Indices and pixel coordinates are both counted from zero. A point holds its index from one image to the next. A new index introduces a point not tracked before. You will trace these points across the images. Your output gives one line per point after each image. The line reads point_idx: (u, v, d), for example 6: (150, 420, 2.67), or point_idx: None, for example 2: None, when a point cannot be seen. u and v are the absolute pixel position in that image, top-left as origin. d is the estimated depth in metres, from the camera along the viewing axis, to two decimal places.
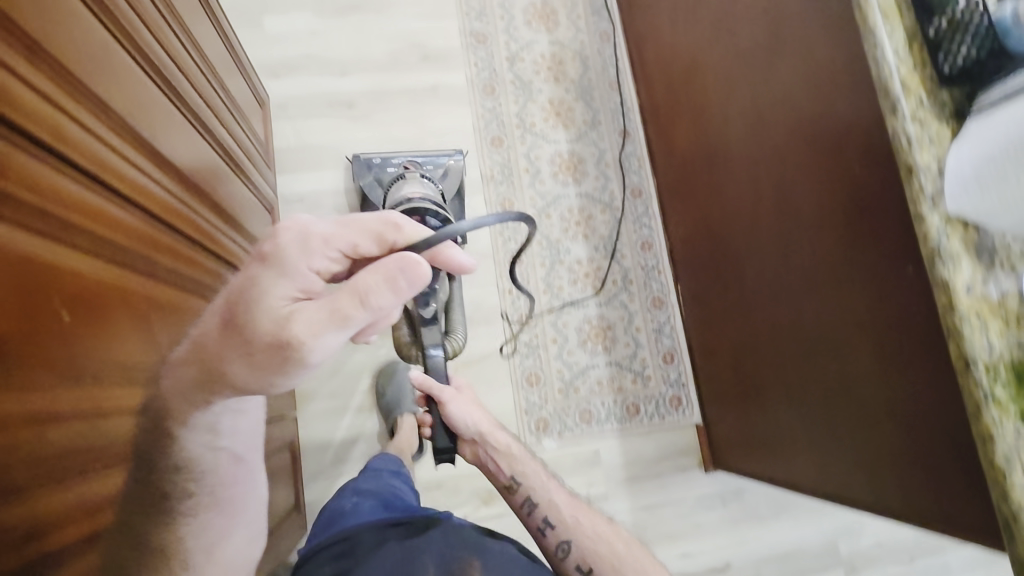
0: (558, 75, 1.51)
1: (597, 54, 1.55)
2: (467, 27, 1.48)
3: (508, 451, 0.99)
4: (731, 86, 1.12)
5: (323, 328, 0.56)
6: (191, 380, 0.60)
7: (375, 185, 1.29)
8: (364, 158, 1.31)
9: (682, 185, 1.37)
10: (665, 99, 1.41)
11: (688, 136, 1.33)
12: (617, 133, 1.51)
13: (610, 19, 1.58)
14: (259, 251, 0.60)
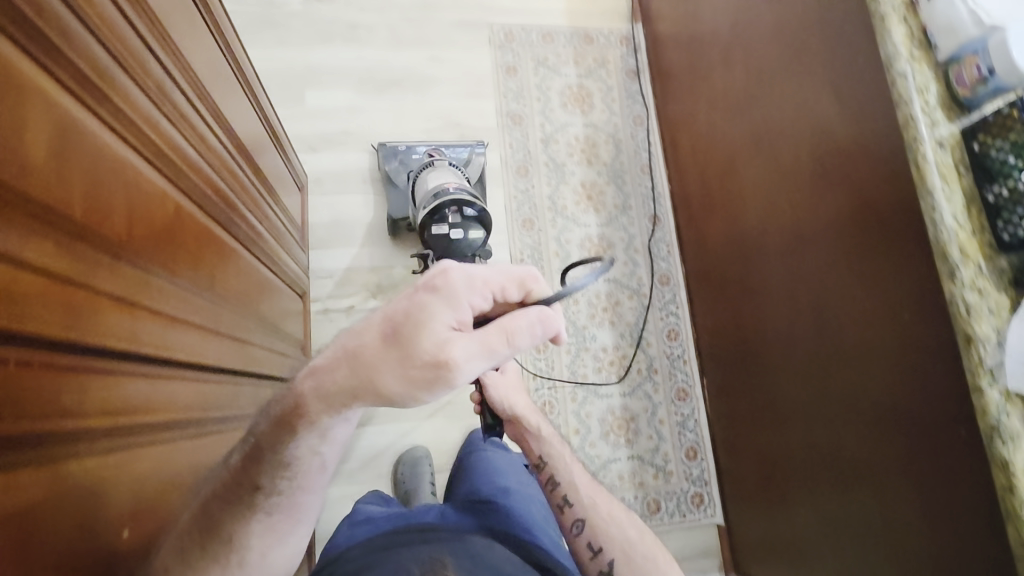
0: (591, 157, 1.52)
1: (630, 137, 1.56)
2: (505, 107, 1.50)
3: (538, 431, 0.95)
4: (771, 197, 1.12)
5: (476, 361, 0.46)
6: (341, 384, 0.48)
7: (400, 169, 1.32)
8: (390, 145, 1.35)
9: (711, 280, 1.36)
10: (698, 191, 1.41)
11: (721, 234, 1.32)
12: (647, 218, 1.50)
13: (644, 103, 1.59)
14: (426, 280, 0.48)
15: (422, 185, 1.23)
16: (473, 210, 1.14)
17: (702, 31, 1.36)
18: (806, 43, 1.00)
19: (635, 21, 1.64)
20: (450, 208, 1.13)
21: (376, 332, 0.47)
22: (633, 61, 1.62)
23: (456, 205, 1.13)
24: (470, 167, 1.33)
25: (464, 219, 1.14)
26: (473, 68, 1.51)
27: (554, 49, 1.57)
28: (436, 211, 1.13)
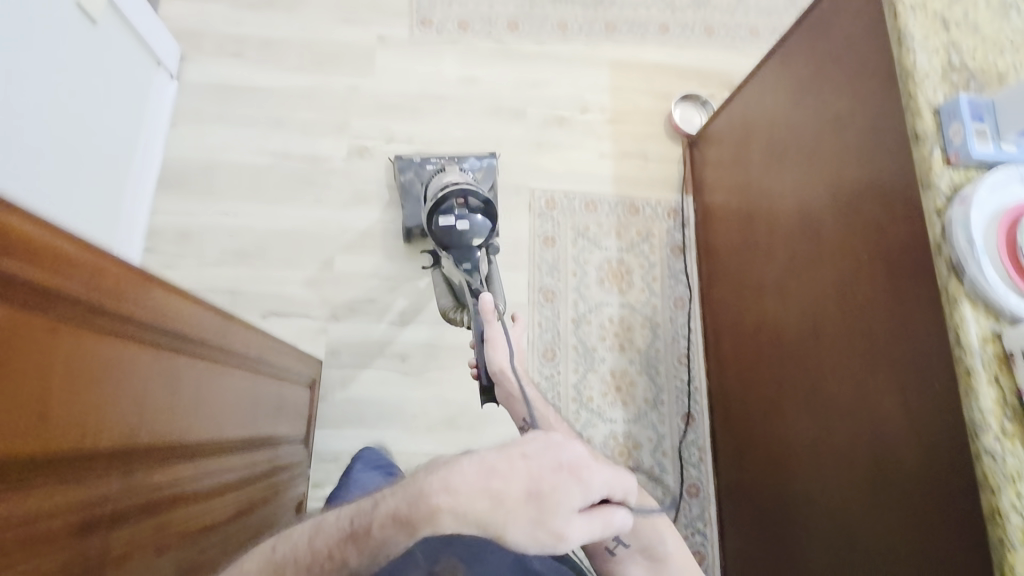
0: (624, 342, 1.43)
1: (669, 321, 1.46)
2: (538, 281, 1.43)
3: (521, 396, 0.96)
4: (817, 466, 1.00)
5: (584, 538, 0.53)
6: (473, 514, 0.51)
7: (415, 180, 1.40)
8: (406, 157, 1.42)
9: (742, 513, 1.24)
10: (737, 400, 1.29)
11: (755, 468, 1.20)
12: (679, 417, 1.39)
13: (687, 283, 1.49)
14: (570, 462, 0.53)
15: (434, 184, 1.29)
16: (476, 200, 1.19)
17: (755, 237, 1.27)
18: (872, 326, 0.89)
19: (686, 191, 1.56)
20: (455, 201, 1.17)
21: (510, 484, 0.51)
22: (679, 236, 1.53)
23: (460, 196, 1.18)
24: (480, 174, 1.43)
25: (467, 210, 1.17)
26: (510, 235, 1.47)
27: (596, 219, 1.50)
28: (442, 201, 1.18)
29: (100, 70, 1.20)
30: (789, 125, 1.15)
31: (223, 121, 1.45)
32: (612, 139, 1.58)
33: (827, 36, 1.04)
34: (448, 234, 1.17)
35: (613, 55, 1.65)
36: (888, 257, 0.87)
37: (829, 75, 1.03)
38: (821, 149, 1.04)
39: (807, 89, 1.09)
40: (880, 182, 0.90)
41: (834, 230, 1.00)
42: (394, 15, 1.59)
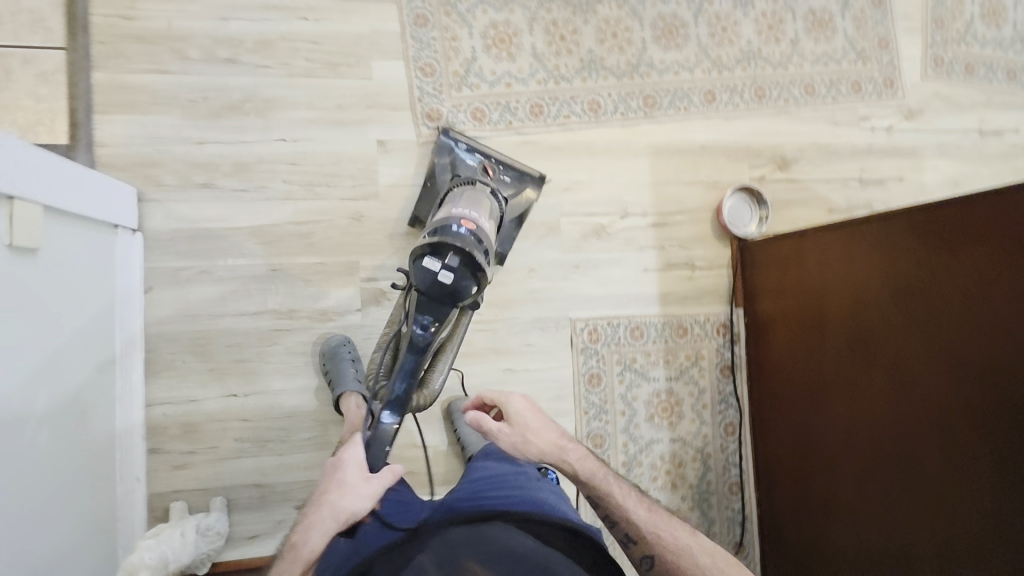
0: (676, 480, 1.38)
1: (719, 450, 1.41)
2: (585, 428, 1.34)
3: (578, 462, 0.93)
4: None
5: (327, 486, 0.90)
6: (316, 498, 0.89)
7: (446, 169, 1.24)
8: (451, 139, 1.25)
9: None
10: (789, 522, 1.30)
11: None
12: (732, 547, 1.39)
13: (738, 407, 1.43)
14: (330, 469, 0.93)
15: (453, 199, 1.11)
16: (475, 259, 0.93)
17: (820, 372, 1.20)
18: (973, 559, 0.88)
19: (736, 304, 1.43)
20: (455, 255, 0.92)
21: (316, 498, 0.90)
22: (729, 354, 1.43)
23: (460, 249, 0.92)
24: (520, 194, 1.26)
25: (460, 273, 0.92)
26: (554, 378, 1.34)
27: (643, 348, 1.38)
28: (445, 244, 0.92)
29: (47, 286, 0.92)
30: (880, 312, 1.02)
31: (208, 278, 1.21)
32: (656, 247, 1.41)
33: (953, 254, 0.89)
34: (426, 282, 0.93)
35: (653, 139, 1.42)
36: (1003, 530, 0.83)
37: (949, 300, 0.89)
38: (924, 375, 0.94)
39: (914, 296, 0.95)
40: (1010, 463, 0.82)
41: (937, 473, 0.92)
42: (392, 110, 1.30)
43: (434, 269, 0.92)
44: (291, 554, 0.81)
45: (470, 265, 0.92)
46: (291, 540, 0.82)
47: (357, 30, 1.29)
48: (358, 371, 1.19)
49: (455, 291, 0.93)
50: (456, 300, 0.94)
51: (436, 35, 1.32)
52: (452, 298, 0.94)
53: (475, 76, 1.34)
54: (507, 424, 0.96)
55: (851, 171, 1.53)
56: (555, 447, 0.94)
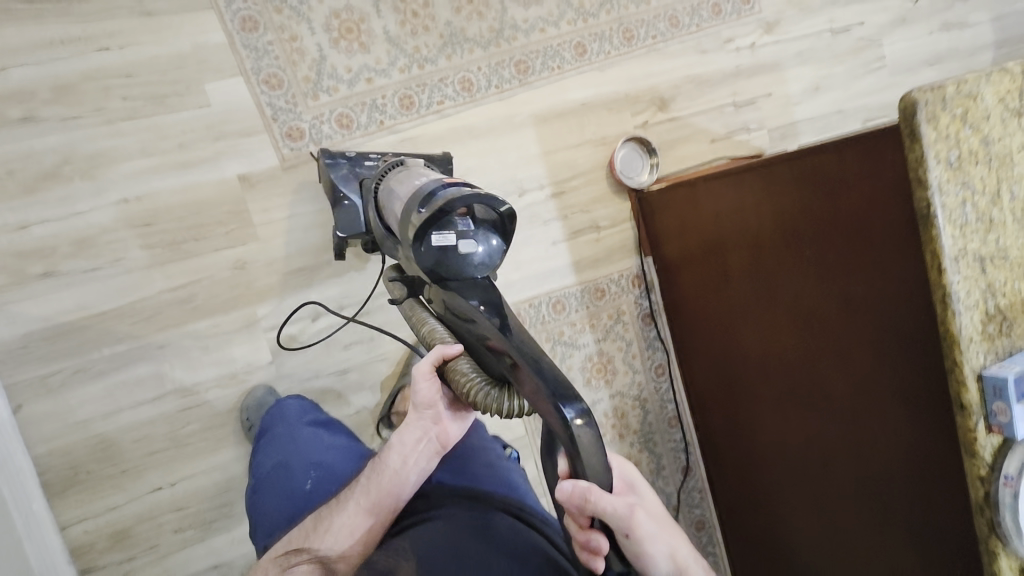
0: (622, 430, 1.46)
1: (654, 392, 1.50)
2: None
3: None
4: (799, 487, 1.21)
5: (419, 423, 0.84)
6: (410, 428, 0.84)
7: (352, 175, 1.10)
8: (334, 152, 1.12)
9: (734, 510, 1.46)
10: (720, 430, 1.43)
11: (737, 476, 1.42)
12: (680, 471, 1.52)
13: (663, 348, 1.50)
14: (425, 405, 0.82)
15: (392, 193, 0.95)
16: (484, 211, 0.80)
17: (723, 293, 1.27)
18: (864, 426, 1.01)
19: (645, 253, 1.47)
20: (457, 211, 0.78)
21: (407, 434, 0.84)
22: (647, 303, 1.49)
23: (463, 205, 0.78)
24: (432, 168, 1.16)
25: (477, 226, 0.79)
26: None
27: (567, 319, 1.41)
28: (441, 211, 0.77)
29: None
30: (769, 236, 1.08)
31: (87, 375, 1.07)
32: (559, 218, 1.40)
33: (844, 190, 0.92)
34: (446, 257, 0.78)
35: (533, 108, 1.37)
36: (883, 399, 0.96)
37: (846, 234, 0.93)
38: (832, 303, 1.00)
39: (814, 233, 0.99)
40: (885, 349, 0.92)
41: (832, 362, 1.03)
42: (245, 137, 1.15)
43: (450, 240, 0.78)
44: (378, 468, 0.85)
45: (484, 221, 0.80)
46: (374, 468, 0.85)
47: (175, 51, 1.10)
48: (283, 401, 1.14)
49: (487, 242, 0.79)
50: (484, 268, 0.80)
51: (272, 39, 1.16)
52: (481, 262, 0.79)
53: (329, 78, 1.20)
54: (642, 512, 0.66)
55: (725, 97, 1.56)
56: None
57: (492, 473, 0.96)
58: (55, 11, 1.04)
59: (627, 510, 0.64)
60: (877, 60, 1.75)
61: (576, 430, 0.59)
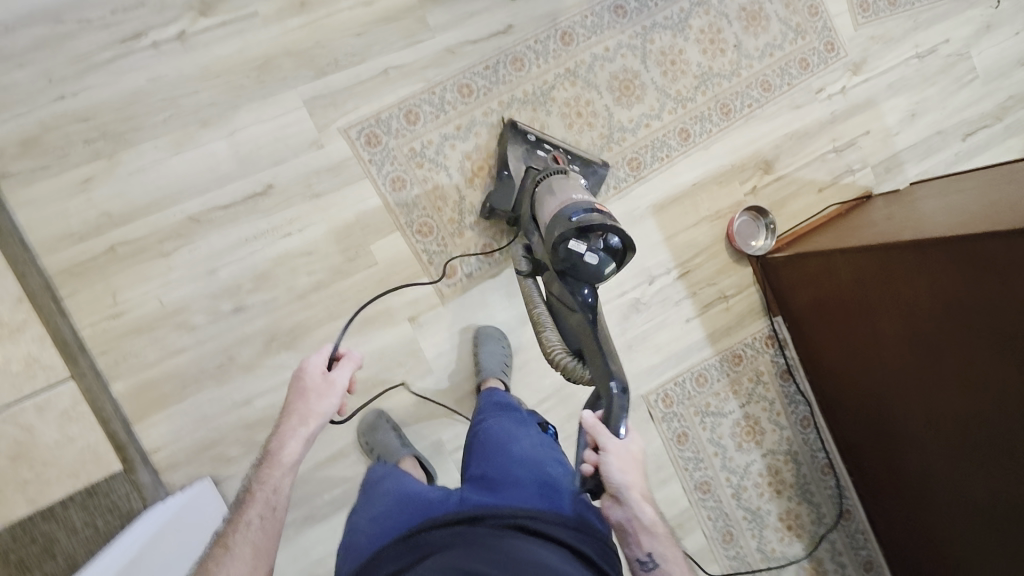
0: (778, 486, 1.51)
1: (803, 444, 1.54)
2: (690, 482, 1.45)
3: (653, 528, 0.80)
4: (977, 537, 1.23)
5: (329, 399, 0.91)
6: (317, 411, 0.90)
7: (523, 158, 1.28)
8: (520, 130, 1.29)
9: (903, 553, 1.48)
10: (877, 477, 1.46)
11: (903, 522, 1.43)
12: (841, 516, 1.55)
13: (806, 401, 1.55)
14: (327, 381, 0.92)
15: (548, 190, 1.12)
16: (615, 242, 0.99)
17: (872, 354, 1.31)
18: None
19: (774, 313, 1.52)
20: (592, 232, 0.98)
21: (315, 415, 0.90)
22: (783, 359, 1.54)
23: (603, 231, 0.98)
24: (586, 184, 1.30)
25: (604, 252, 0.98)
26: (648, 453, 1.43)
27: (711, 390, 1.48)
28: (582, 228, 0.97)
29: None
30: (925, 308, 1.13)
31: (316, 521, 1.22)
32: (688, 296, 1.47)
33: (981, 272, 1.02)
34: (575, 263, 0.98)
35: (649, 199, 1.45)
36: None
37: (982, 310, 1.03)
38: (975, 368, 1.09)
39: (980, 308, 1.03)
40: None
41: (1010, 423, 1.07)
42: (411, 284, 1.28)
43: (580, 251, 0.97)
44: (271, 459, 0.86)
45: (611, 251, 0.99)
46: (267, 451, 0.86)
47: (343, 223, 1.24)
48: (401, 437, 1.21)
49: (604, 263, 0.98)
50: (595, 282, 1.00)
51: (419, 191, 1.29)
52: (597, 274, 0.99)
53: (470, 215, 1.32)
54: (611, 442, 0.83)
55: (825, 145, 1.59)
56: (639, 501, 0.81)
57: (536, 483, 0.84)
58: (245, 212, 1.19)
59: (612, 439, 0.84)
60: (970, 72, 1.73)
61: (614, 395, 0.89)
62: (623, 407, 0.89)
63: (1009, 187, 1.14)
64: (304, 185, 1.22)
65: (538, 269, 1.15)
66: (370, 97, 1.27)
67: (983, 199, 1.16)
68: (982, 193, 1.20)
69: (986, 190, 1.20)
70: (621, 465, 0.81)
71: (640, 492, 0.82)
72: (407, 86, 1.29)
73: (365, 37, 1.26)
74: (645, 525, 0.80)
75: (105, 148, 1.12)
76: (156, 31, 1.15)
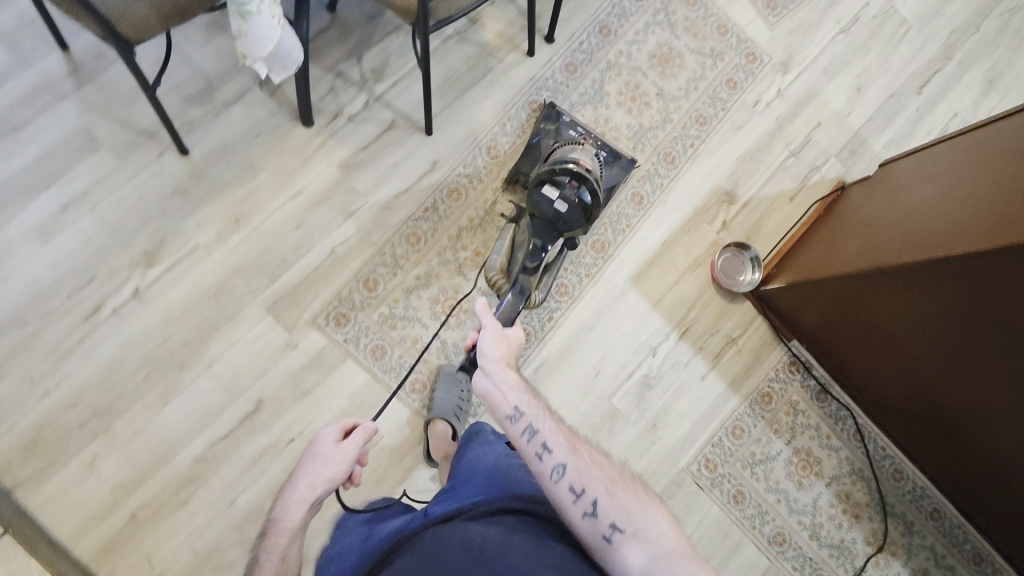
0: (854, 510, 1.46)
1: (865, 458, 1.48)
2: (763, 538, 1.40)
3: (513, 384, 0.88)
4: None
5: (338, 468, 0.84)
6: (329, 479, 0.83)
7: (549, 133, 1.38)
8: (556, 109, 1.40)
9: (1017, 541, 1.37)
10: (954, 471, 1.38)
11: (1009, 512, 1.32)
12: (930, 518, 1.48)
13: (852, 414, 1.48)
14: (343, 447, 0.85)
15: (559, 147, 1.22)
16: (587, 195, 1.07)
17: (905, 364, 1.25)
18: None
19: (788, 339, 1.47)
20: (569, 183, 1.07)
21: (323, 483, 0.82)
22: (814, 380, 1.48)
23: (576, 181, 1.07)
24: (609, 168, 1.39)
25: (570, 202, 1.07)
26: (710, 523, 1.39)
27: (752, 439, 1.43)
28: (556, 175, 1.08)
29: None
30: (940, 319, 1.08)
31: None
32: (696, 352, 1.43)
33: (990, 284, 0.96)
34: (546, 208, 1.08)
35: (624, 274, 1.43)
36: None
37: (1002, 318, 0.98)
38: (1003, 370, 1.04)
39: (997, 315, 0.98)
40: None
41: None
42: (421, 443, 1.28)
43: (553, 197, 1.08)
44: (275, 527, 0.80)
45: (581, 207, 1.08)
46: (271, 518, 0.79)
47: (339, 410, 1.25)
48: None
49: (568, 216, 1.08)
50: (559, 232, 1.11)
51: (401, 351, 1.30)
52: (562, 222, 1.09)
53: (456, 355, 1.32)
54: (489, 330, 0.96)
55: (782, 153, 1.55)
56: (501, 366, 0.91)
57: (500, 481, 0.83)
58: (245, 435, 1.20)
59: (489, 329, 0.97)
60: (901, 25, 1.68)
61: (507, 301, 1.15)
62: (517, 307, 1.15)
63: (976, 171, 1.09)
64: (290, 388, 1.23)
65: (523, 216, 1.26)
66: (325, 280, 1.28)
67: (953, 189, 1.10)
68: (957, 176, 1.13)
69: (955, 172, 1.15)
70: (489, 337, 0.95)
71: (506, 365, 0.92)
72: (357, 256, 1.30)
73: (303, 227, 1.29)
74: (509, 385, 0.88)
75: (100, 425, 1.16)
76: (112, 298, 1.19)
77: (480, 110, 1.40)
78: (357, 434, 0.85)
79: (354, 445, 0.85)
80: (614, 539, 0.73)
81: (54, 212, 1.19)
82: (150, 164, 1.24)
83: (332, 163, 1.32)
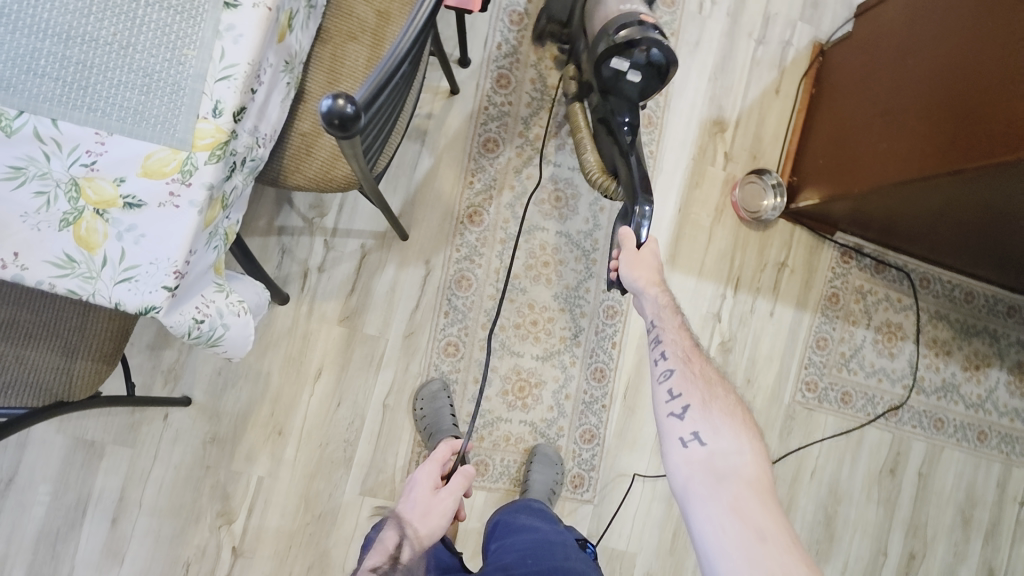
0: (945, 348, 1.51)
1: (937, 298, 1.50)
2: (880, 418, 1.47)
3: (661, 307, 0.84)
4: None
5: (441, 508, 0.87)
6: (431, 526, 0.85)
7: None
8: None
9: None
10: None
11: None
12: (1007, 317, 1.55)
13: (912, 267, 1.48)
14: (450, 486, 0.89)
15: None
16: (659, 53, 0.88)
17: (966, 230, 1.20)
18: None
19: (834, 237, 1.42)
20: (635, 48, 0.88)
21: (421, 531, 0.84)
22: (869, 258, 1.45)
23: (646, 44, 0.87)
24: None
25: (646, 67, 0.90)
26: (831, 432, 1.44)
27: (837, 342, 1.44)
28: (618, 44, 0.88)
29: None
30: (1003, 200, 1.02)
31: None
32: (756, 293, 1.39)
33: None
34: (617, 81, 0.93)
35: None
36: None
37: None
38: None
39: None
40: None
41: None
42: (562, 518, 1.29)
43: (623, 68, 0.90)
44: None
45: (656, 68, 0.90)
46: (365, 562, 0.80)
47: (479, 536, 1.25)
48: None
49: (645, 83, 0.92)
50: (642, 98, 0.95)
51: (500, 454, 1.26)
52: (638, 89, 0.93)
53: (550, 428, 1.28)
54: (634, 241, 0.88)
55: (749, 46, 1.38)
56: (656, 286, 0.84)
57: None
58: None
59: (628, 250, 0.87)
60: None
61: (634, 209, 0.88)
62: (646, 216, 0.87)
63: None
64: None
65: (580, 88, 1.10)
66: (396, 437, 1.21)
67: (1003, 57, 0.93)
68: (973, 38, 0.99)
69: (994, 27, 0.95)
70: (626, 255, 0.86)
71: (652, 283, 0.85)
72: (407, 397, 1.21)
73: (343, 401, 1.19)
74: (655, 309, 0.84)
75: None
76: (217, 570, 1.14)
77: (438, 182, 1.23)
78: (462, 471, 0.90)
79: (456, 482, 0.89)
80: (689, 445, 0.70)
81: (108, 530, 1.11)
82: (163, 433, 1.13)
83: (331, 323, 1.19)
